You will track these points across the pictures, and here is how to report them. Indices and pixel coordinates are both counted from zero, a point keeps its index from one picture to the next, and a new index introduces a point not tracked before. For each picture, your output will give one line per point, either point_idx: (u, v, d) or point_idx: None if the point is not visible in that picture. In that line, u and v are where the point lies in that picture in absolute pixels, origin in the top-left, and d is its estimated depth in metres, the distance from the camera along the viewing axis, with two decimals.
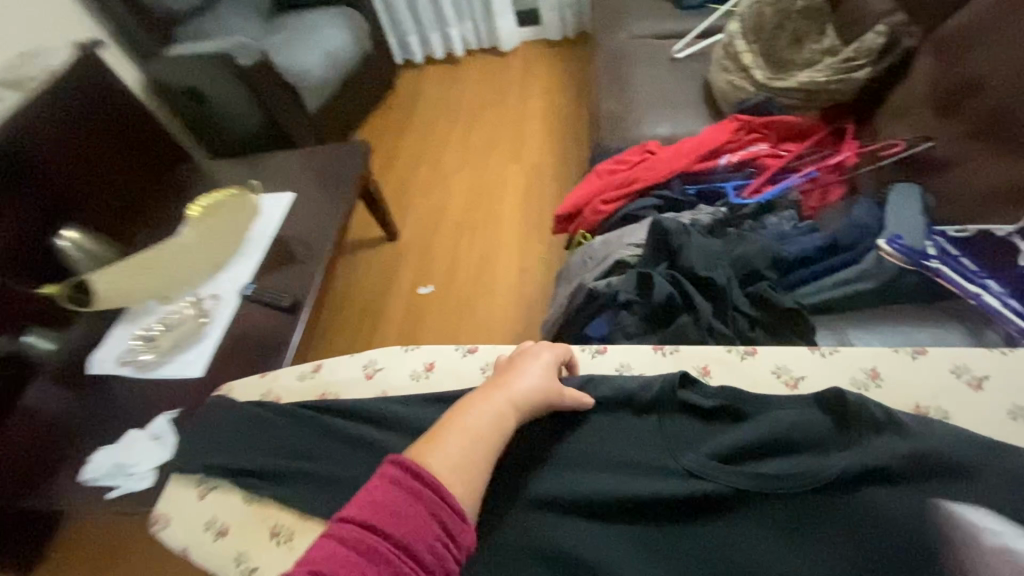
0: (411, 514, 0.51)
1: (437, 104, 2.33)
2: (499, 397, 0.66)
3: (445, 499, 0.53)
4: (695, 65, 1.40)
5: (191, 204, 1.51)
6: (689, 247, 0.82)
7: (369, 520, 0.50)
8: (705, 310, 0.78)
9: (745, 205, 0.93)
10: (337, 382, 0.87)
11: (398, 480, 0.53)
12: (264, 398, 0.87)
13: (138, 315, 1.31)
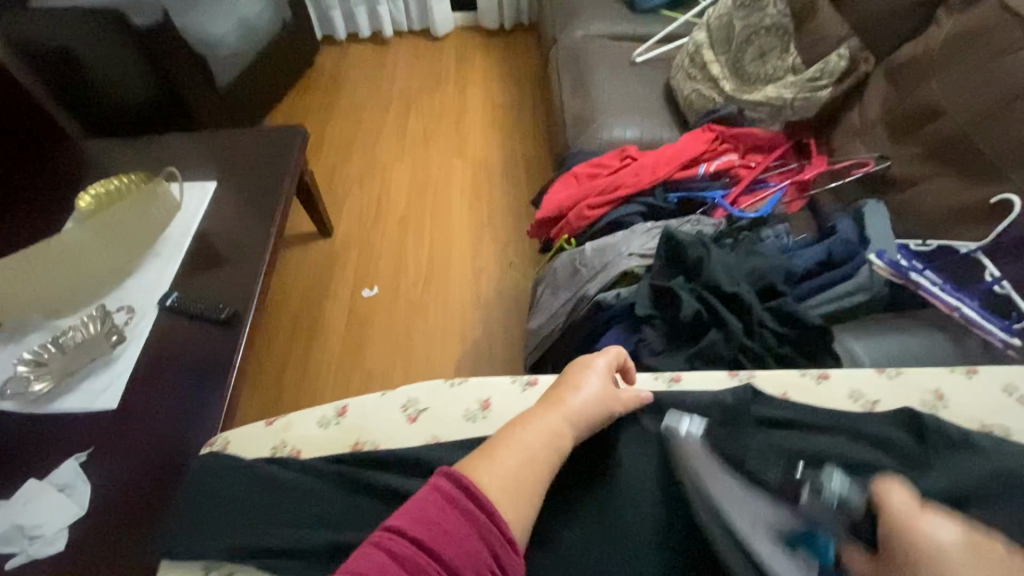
0: (461, 534, 0.50)
1: (366, 84, 2.12)
2: (559, 409, 0.65)
3: (495, 521, 0.52)
4: (655, 70, 1.42)
5: (82, 193, 1.24)
6: (711, 262, 0.84)
7: (421, 535, 0.49)
8: (736, 327, 0.79)
9: (742, 219, 0.98)
10: (372, 430, 0.76)
11: (451, 497, 0.53)
12: (281, 453, 0.74)
13: (18, 334, 1.05)
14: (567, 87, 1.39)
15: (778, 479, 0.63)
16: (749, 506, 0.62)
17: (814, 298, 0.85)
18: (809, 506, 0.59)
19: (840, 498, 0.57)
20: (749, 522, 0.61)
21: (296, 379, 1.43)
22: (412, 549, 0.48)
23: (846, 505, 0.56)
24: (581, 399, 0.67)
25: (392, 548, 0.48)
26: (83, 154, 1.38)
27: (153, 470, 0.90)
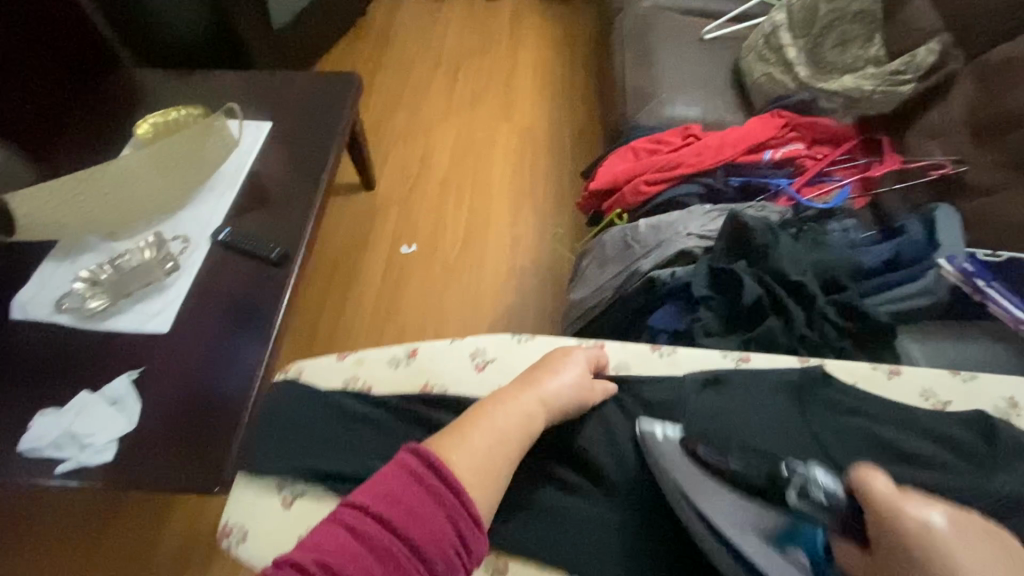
0: (428, 510, 0.52)
1: (419, 36, 2.08)
2: (533, 396, 0.68)
3: (462, 503, 0.53)
4: (724, 50, 1.38)
5: (142, 120, 1.25)
6: (777, 249, 0.85)
7: (387, 513, 0.50)
8: (797, 317, 0.80)
9: (809, 209, 0.98)
10: (441, 374, 0.80)
11: (418, 476, 0.54)
12: (353, 387, 0.79)
13: (71, 250, 1.08)
14: (631, 58, 1.35)
15: (767, 481, 0.63)
16: (726, 503, 0.64)
17: (874, 295, 0.87)
18: (797, 507, 0.61)
19: (828, 496, 0.59)
20: (735, 526, 0.63)
21: (329, 327, 1.46)
22: (377, 526, 0.50)
23: (834, 505, 0.58)
24: (552, 389, 0.69)
25: (355, 525, 0.49)
26: (137, 83, 1.39)
27: (199, 396, 0.93)
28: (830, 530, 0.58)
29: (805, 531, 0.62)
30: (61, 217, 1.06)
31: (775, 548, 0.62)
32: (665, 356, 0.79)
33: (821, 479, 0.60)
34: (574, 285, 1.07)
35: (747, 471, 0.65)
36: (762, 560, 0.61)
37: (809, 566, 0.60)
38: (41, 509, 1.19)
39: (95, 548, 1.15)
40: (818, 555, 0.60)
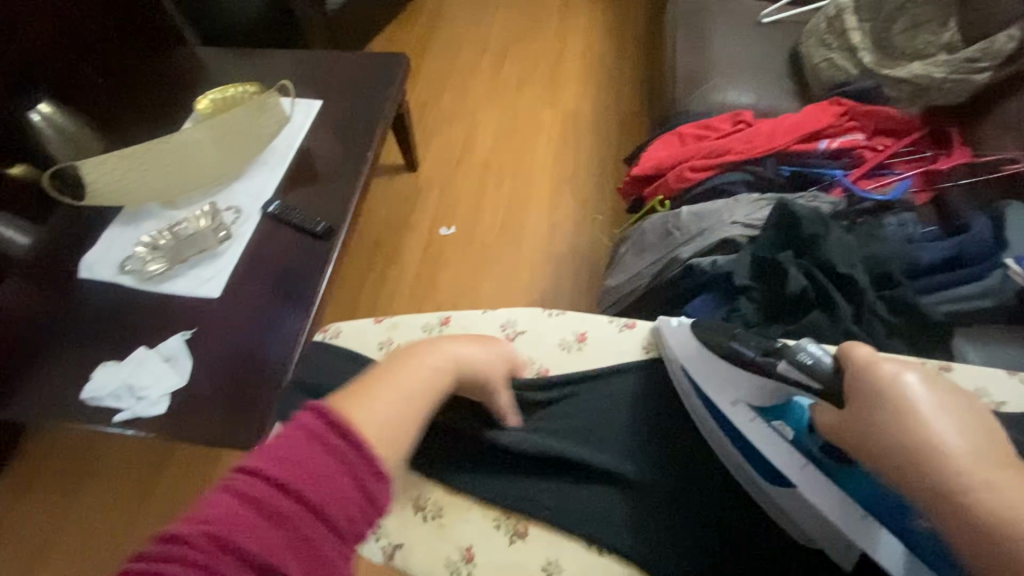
0: (328, 472, 0.41)
1: (467, 19, 2.08)
2: (443, 354, 0.63)
3: (369, 458, 0.43)
4: (783, 34, 1.33)
5: (201, 96, 1.31)
6: (828, 240, 0.81)
7: (278, 480, 0.40)
8: (845, 311, 0.76)
9: (865, 201, 0.94)
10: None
11: (320, 434, 0.43)
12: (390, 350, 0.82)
13: (136, 217, 1.15)
14: (682, 41, 1.31)
15: (760, 354, 0.63)
16: (728, 381, 0.67)
17: (932, 294, 0.82)
18: (785, 375, 0.61)
19: (815, 362, 0.59)
20: (727, 398, 0.67)
21: (369, 302, 1.50)
22: (268, 494, 0.40)
23: (819, 373, 0.59)
24: (459, 351, 0.65)
25: (241, 496, 0.39)
26: (197, 61, 1.46)
27: (245, 358, 0.98)
28: (816, 394, 0.60)
29: (795, 404, 0.67)
30: (128, 184, 1.13)
31: (763, 419, 0.67)
32: None
33: (812, 348, 0.60)
34: (610, 270, 1.06)
35: (745, 349, 0.65)
36: (749, 427, 0.66)
37: (793, 440, 0.66)
38: (101, 454, 1.29)
39: (149, 495, 1.23)
40: (801, 428, 0.66)
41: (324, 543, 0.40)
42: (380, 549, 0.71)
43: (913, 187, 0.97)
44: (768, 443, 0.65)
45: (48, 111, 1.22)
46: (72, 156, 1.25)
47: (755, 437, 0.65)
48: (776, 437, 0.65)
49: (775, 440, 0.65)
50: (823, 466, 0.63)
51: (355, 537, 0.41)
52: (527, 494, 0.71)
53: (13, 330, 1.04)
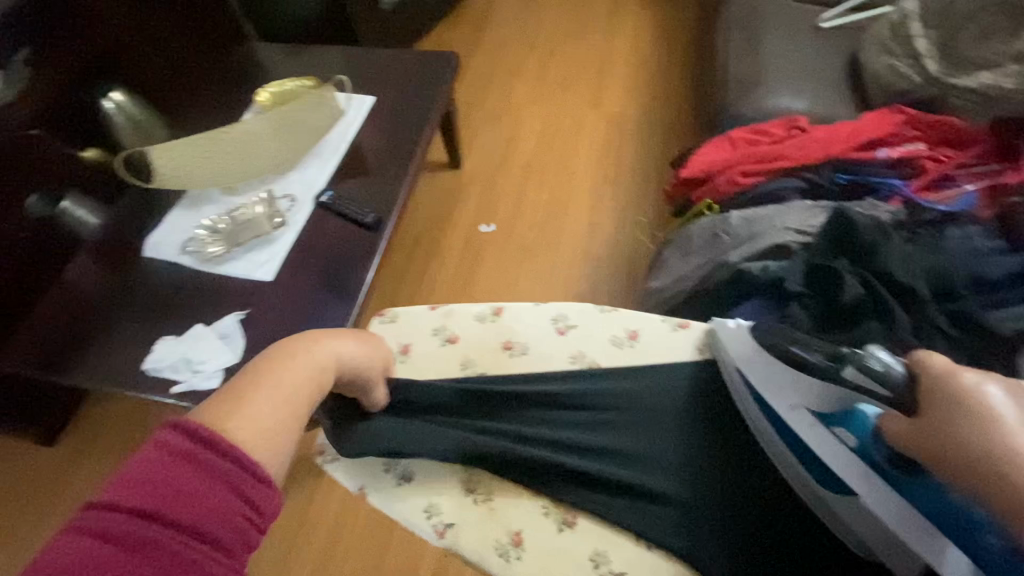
0: (199, 488, 0.44)
1: (515, 20, 2.09)
2: (318, 354, 0.64)
3: (241, 467, 0.46)
4: (841, 40, 1.30)
5: (262, 89, 1.37)
6: (887, 249, 0.80)
7: (140, 504, 0.42)
8: (904, 322, 0.74)
9: (927, 211, 0.91)
10: (525, 333, 0.83)
11: (187, 452, 0.45)
12: (441, 336, 0.83)
13: (197, 201, 1.21)
14: (735, 45, 1.29)
15: (826, 359, 0.65)
16: (788, 385, 0.69)
17: (1002, 309, 0.79)
18: (852, 380, 0.62)
19: (886, 369, 0.60)
20: (787, 403, 0.70)
21: (408, 294, 1.53)
22: (132, 520, 0.41)
23: (890, 381, 0.60)
24: (332, 352, 0.65)
25: (104, 528, 0.41)
26: (258, 59, 1.52)
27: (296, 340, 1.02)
28: (884, 403, 0.61)
29: (859, 412, 0.66)
30: (190, 168, 1.19)
31: (822, 425, 0.68)
32: None
33: (884, 356, 0.61)
34: (653, 272, 1.06)
35: (812, 355, 0.66)
36: (808, 432, 0.69)
37: (854, 448, 0.66)
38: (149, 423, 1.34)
39: None
40: (866, 437, 0.65)
41: (202, 553, 0.42)
42: (432, 526, 0.71)
43: (979, 200, 0.93)
44: (827, 449, 0.67)
45: (120, 99, 1.30)
46: (140, 143, 1.33)
47: (814, 442, 0.68)
48: (836, 444, 0.67)
49: (833, 446, 0.67)
50: (884, 474, 0.64)
51: (236, 545, 0.44)
52: (579, 487, 0.72)
53: (76, 302, 1.10)
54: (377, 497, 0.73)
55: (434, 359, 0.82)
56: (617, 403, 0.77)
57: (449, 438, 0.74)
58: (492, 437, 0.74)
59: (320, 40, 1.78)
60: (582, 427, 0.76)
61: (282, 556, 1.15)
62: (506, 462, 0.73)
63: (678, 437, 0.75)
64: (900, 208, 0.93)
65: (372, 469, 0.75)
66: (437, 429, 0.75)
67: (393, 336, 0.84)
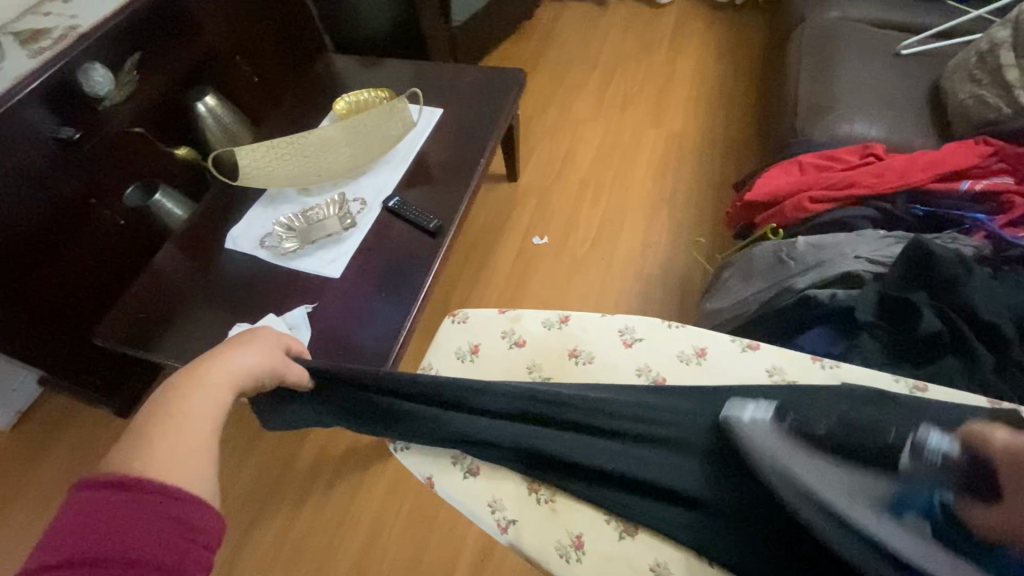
0: (130, 526, 0.42)
1: (579, 40, 2.12)
2: (224, 374, 0.58)
3: (171, 497, 0.45)
4: (920, 68, 1.26)
5: (339, 99, 1.46)
6: (970, 283, 0.78)
7: (71, 554, 0.40)
8: (986, 361, 0.74)
9: (1014, 248, 0.87)
10: (591, 342, 0.84)
11: (108, 498, 0.43)
12: (509, 339, 0.85)
13: (275, 200, 1.29)
14: (807, 70, 1.27)
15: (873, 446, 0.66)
16: (828, 477, 0.65)
17: None
18: (911, 471, 0.65)
19: (943, 454, 0.64)
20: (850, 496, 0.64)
21: (459, 299, 1.53)
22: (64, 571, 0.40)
23: (949, 462, 0.63)
24: (239, 370, 0.60)
25: None
26: (334, 69, 1.59)
27: (357, 337, 1.07)
28: (950, 488, 0.62)
29: (917, 494, 0.63)
30: (274, 168, 1.27)
31: (892, 517, 0.62)
32: (827, 368, 0.76)
33: (935, 439, 0.65)
34: (710, 294, 1.05)
35: (854, 438, 0.67)
36: (878, 527, 0.61)
37: (931, 534, 0.60)
38: None
39: None
40: (934, 520, 0.61)
41: None
42: (496, 521, 0.72)
43: None
44: (891, 533, 0.61)
45: (212, 104, 1.42)
46: (226, 145, 1.44)
47: (895, 540, 0.60)
48: (914, 535, 0.61)
49: (912, 540, 0.60)
50: (965, 553, 0.59)
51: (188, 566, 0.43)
52: (637, 497, 0.71)
53: (161, 286, 1.18)
54: (446, 491, 0.75)
55: (502, 360, 0.84)
56: (650, 415, 0.74)
57: (506, 437, 0.74)
58: (545, 439, 0.74)
59: (389, 54, 1.86)
60: (617, 440, 0.73)
61: (323, 545, 1.18)
62: (564, 466, 0.73)
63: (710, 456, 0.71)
64: (985, 242, 0.88)
65: (440, 460, 0.78)
66: (491, 430, 0.75)
67: (462, 337, 0.87)
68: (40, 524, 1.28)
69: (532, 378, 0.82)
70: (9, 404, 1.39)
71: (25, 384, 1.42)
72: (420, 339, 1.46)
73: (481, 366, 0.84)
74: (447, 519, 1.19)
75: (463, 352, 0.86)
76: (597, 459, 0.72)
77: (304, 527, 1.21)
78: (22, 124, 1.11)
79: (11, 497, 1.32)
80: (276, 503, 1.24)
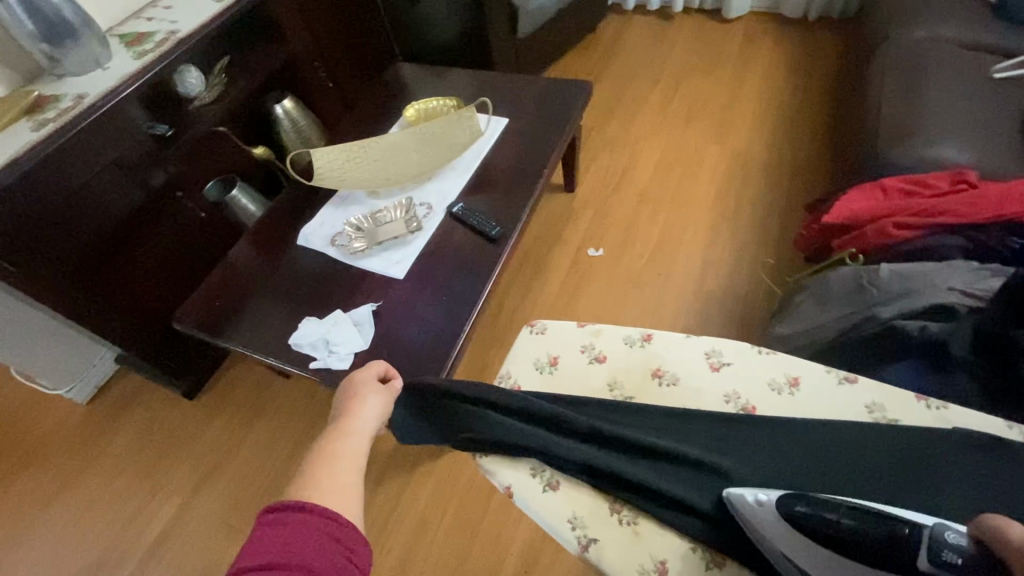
0: (311, 541, 0.48)
1: (642, 54, 2.11)
2: (360, 421, 0.69)
3: (341, 524, 0.51)
4: (1017, 91, 1.19)
5: (410, 105, 1.51)
6: None
7: (267, 558, 0.46)
8: None
9: None
10: (675, 362, 0.82)
11: (292, 518, 0.50)
12: (591, 355, 0.85)
13: (345, 201, 1.34)
14: (891, 91, 1.22)
15: (881, 539, 0.58)
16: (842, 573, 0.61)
17: None
18: (928, 573, 0.55)
19: (961, 557, 0.53)
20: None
21: (512, 307, 1.54)
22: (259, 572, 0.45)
23: (970, 565, 0.52)
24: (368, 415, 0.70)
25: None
26: (403, 76, 1.64)
27: (419, 338, 1.10)
28: None
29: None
30: (346, 171, 1.33)
31: None
32: (934, 409, 0.73)
33: (952, 537, 0.54)
34: (780, 317, 1.04)
35: (859, 531, 0.60)
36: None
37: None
38: (268, 396, 1.47)
39: (300, 445, 1.38)
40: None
41: None
42: (576, 539, 0.70)
43: None
44: None
45: (289, 108, 1.48)
46: (299, 146, 1.51)
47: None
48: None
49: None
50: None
51: None
52: (725, 532, 0.68)
53: (235, 278, 1.24)
54: (528, 504, 0.73)
55: (581, 376, 0.83)
56: (693, 440, 0.75)
57: (591, 458, 0.73)
58: (630, 465, 0.73)
59: (456, 63, 1.90)
60: (653, 462, 0.73)
61: (371, 540, 1.20)
62: (650, 494, 0.71)
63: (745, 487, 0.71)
64: None
65: (519, 471, 0.76)
66: (575, 450, 0.74)
67: (540, 348, 0.87)
68: (111, 496, 1.36)
69: (614, 397, 0.81)
70: (88, 378, 1.49)
71: (104, 361, 1.53)
72: (474, 343, 1.48)
73: (559, 379, 0.84)
74: (494, 524, 1.20)
75: (541, 364, 0.85)
76: (684, 491, 0.70)
77: None
78: (120, 120, 1.20)
79: (85, 465, 1.42)
80: None
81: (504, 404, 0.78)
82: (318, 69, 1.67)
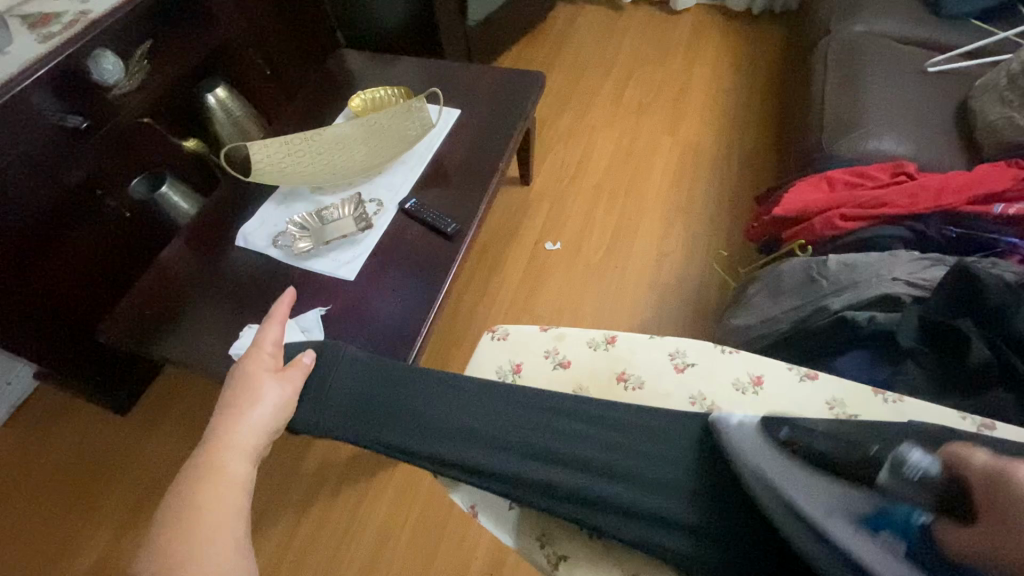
0: None
1: (593, 44, 2.10)
2: (236, 441, 0.63)
3: None
4: (947, 85, 1.25)
5: (354, 95, 1.43)
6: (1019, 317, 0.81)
7: None
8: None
9: None
10: (640, 366, 0.80)
11: None
12: (554, 360, 0.82)
13: (289, 198, 1.26)
14: (833, 84, 1.26)
15: (856, 459, 0.61)
16: (813, 486, 0.61)
17: None
18: (887, 487, 0.59)
19: (921, 475, 0.58)
20: (819, 508, 0.59)
21: (470, 304, 1.50)
22: None
23: (930, 483, 0.58)
24: (255, 424, 0.66)
25: None
26: (346, 63, 1.54)
27: (371, 344, 1.04)
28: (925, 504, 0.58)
29: (896, 511, 0.58)
30: (285, 166, 1.24)
31: (863, 531, 0.58)
32: (890, 402, 0.73)
33: (916, 458, 0.59)
34: (735, 309, 1.08)
35: (839, 451, 0.62)
36: (849, 542, 0.57)
37: (903, 554, 0.56)
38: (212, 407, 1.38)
39: None
40: (910, 540, 0.56)
41: None
42: (546, 558, 0.70)
43: None
44: (873, 557, 0.56)
45: (223, 97, 1.39)
46: (235, 138, 1.41)
47: (860, 553, 0.56)
48: (883, 554, 0.56)
49: (882, 558, 0.56)
50: None
51: None
52: (694, 541, 0.63)
53: (170, 281, 1.14)
54: (491, 519, 0.73)
55: (546, 381, 0.81)
56: (653, 442, 0.68)
57: (542, 477, 0.67)
58: (581, 478, 0.66)
59: (403, 51, 1.81)
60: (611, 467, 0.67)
61: (332, 555, 1.15)
62: (609, 506, 0.65)
63: (710, 487, 0.65)
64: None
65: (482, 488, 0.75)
66: (524, 470, 0.67)
67: (504, 355, 0.84)
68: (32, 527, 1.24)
69: None
70: (4, 398, 1.36)
71: (21, 377, 1.39)
72: (432, 344, 1.43)
73: None
74: (457, 529, 1.17)
75: (504, 371, 0.83)
76: (648, 500, 0.65)
77: (310, 536, 1.17)
78: (29, 110, 1.06)
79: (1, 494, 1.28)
80: (279, 507, 1.21)
81: (449, 419, 0.71)
82: (253, 57, 1.57)
